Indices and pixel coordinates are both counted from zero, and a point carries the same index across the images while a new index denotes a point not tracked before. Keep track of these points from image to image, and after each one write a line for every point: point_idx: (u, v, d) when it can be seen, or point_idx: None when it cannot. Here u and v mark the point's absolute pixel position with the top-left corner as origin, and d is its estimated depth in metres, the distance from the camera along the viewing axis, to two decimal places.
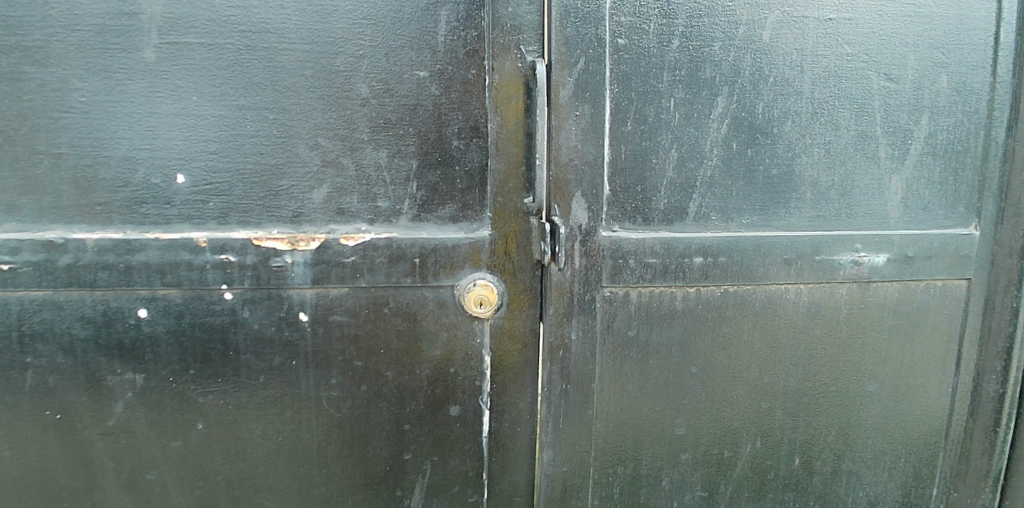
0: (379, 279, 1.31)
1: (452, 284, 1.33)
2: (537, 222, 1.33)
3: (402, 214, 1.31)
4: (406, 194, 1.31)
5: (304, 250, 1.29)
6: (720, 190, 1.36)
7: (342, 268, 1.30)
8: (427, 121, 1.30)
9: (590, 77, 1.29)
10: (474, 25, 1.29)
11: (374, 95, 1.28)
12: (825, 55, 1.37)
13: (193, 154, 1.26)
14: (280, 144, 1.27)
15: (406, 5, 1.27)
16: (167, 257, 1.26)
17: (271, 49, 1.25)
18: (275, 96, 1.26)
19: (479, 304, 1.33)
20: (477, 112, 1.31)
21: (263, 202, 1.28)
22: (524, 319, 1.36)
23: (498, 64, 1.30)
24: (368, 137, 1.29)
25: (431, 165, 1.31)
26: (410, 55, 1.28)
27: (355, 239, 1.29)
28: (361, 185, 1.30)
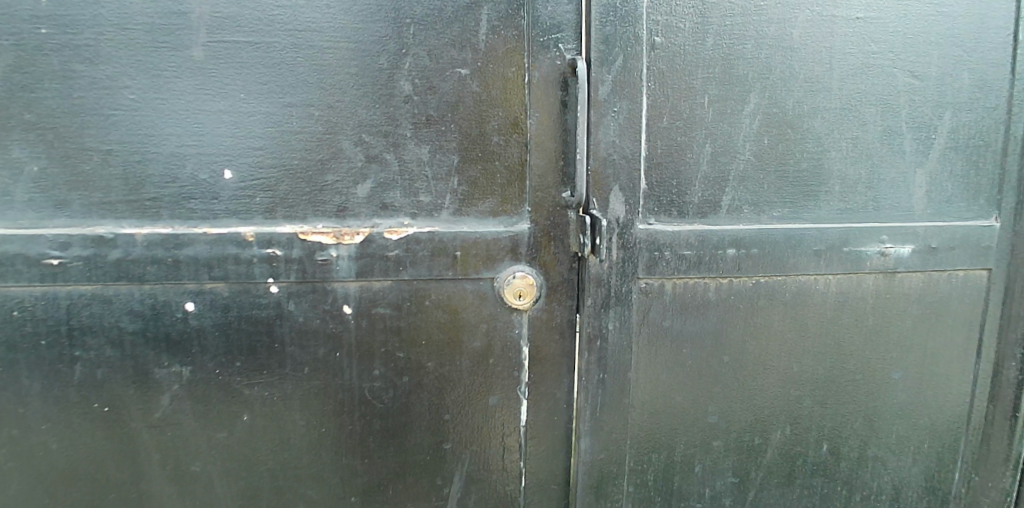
0: (422, 272, 1.34)
1: (492, 276, 1.36)
2: (576, 216, 1.37)
3: (444, 209, 1.35)
4: (448, 189, 1.34)
5: (349, 243, 1.31)
6: (752, 184, 1.40)
7: (386, 261, 1.33)
8: (469, 117, 1.33)
9: (627, 75, 1.33)
10: (514, 24, 1.32)
11: (417, 93, 1.31)
12: (853, 53, 1.41)
13: (240, 150, 1.29)
14: (325, 141, 1.30)
15: (448, 5, 1.30)
16: (215, 252, 1.29)
17: (316, 47, 1.28)
18: (320, 93, 1.29)
19: (518, 296, 1.37)
20: (517, 109, 1.34)
21: (309, 197, 1.31)
22: (562, 311, 1.40)
23: (538, 62, 1.33)
24: (411, 134, 1.32)
25: (472, 160, 1.34)
26: (452, 53, 1.31)
27: (398, 233, 1.32)
28: (403, 180, 1.33)
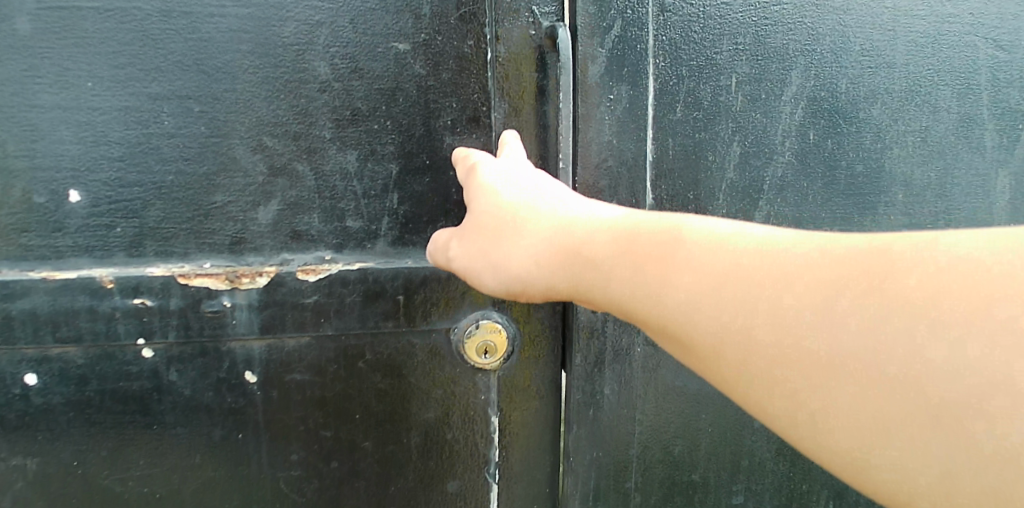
0: (351, 324, 1.00)
1: (447, 327, 1.03)
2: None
3: (380, 237, 1.00)
4: (384, 210, 0.99)
5: (247, 289, 0.96)
6: (793, 194, 1.05)
7: (302, 311, 0.98)
8: (411, 112, 0.97)
9: (628, 49, 0.97)
10: None
11: (337, 77, 0.94)
12: (925, 16, 1.06)
13: (89, 162, 0.91)
14: (210, 146, 0.93)
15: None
16: (60, 304, 0.92)
17: (195, 14, 0.90)
18: (202, 80, 0.91)
19: (484, 352, 1.04)
20: (478, 98, 0.99)
21: (190, 226, 0.94)
22: (541, 367, 1.08)
23: (504, 33, 0.97)
24: (331, 135, 0.96)
25: (417, 170, 0.99)
26: (385, 21, 0.94)
27: (316, 273, 0.98)
28: (323, 199, 0.97)
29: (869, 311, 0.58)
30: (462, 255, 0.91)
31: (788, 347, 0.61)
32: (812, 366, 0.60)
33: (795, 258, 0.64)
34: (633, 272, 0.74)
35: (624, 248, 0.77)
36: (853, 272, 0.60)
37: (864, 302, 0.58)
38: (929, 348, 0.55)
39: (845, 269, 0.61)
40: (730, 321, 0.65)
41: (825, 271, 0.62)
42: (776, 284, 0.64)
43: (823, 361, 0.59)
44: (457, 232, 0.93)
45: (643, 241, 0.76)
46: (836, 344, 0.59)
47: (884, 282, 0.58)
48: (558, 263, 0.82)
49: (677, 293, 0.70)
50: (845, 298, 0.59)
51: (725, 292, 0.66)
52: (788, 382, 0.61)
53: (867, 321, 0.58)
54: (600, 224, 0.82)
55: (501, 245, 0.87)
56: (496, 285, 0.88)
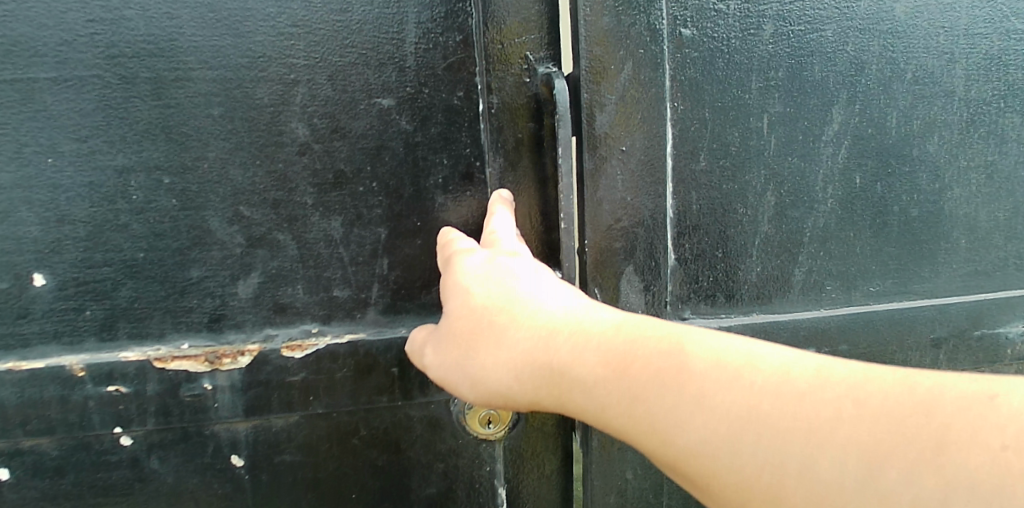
0: (342, 401, 0.92)
1: (447, 398, 0.95)
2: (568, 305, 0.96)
3: (370, 306, 0.92)
4: (373, 276, 0.92)
5: (228, 370, 0.89)
6: (837, 247, 0.97)
7: (289, 390, 0.91)
8: (398, 171, 0.90)
9: (644, 93, 0.89)
10: (457, 26, 0.88)
11: (317, 139, 0.87)
12: (988, 34, 0.96)
13: (54, 242, 0.85)
14: (183, 219, 0.86)
15: (357, 2, 0.85)
16: (29, 396, 0.85)
17: (159, 80, 0.83)
18: (171, 150, 0.85)
19: (487, 423, 0.96)
20: (471, 153, 0.91)
21: (165, 305, 0.88)
22: (548, 435, 1.00)
23: (497, 83, 0.90)
24: (313, 200, 0.88)
25: (407, 233, 0.92)
26: (365, 75, 0.87)
27: (302, 349, 0.90)
28: (307, 269, 0.90)
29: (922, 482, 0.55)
30: (441, 363, 0.83)
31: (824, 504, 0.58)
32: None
33: (821, 396, 0.61)
34: (637, 406, 0.69)
35: (618, 371, 0.71)
36: (884, 430, 0.58)
37: (916, 472, 0.55)
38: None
39: (881, 424, 0.58)
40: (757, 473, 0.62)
41: (866, 429, 0.58)
42: (805, 439, 0.60)
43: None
44: (433, 338, 0.86)
45: (645, 363, 0.70)
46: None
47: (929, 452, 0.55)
48: (541, 377, 0.77)
49: (695, 430, 0.65)
50: (892, 461, 0.56)
51: (745, 440, 0.63)
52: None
53: (908, 488, 0.55)
54: (577, 335, 0.75)
55: (487, 357, 0.80)
56: (472, 395, 0.83)
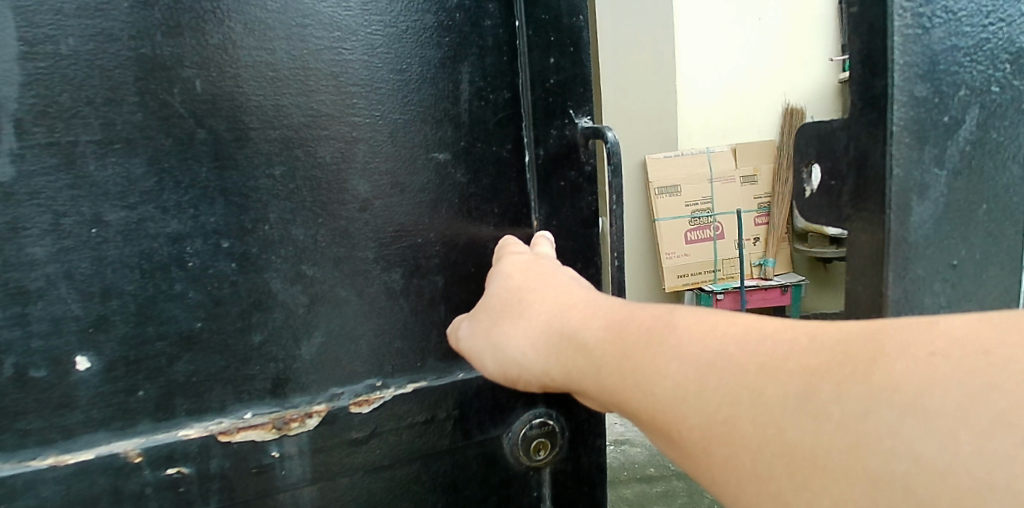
0: (405, 449, 0.90)
1: (501, 432, 0.96)
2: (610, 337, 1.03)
3: (427, 352, 0.92)
4: (431, 324, 0.91)
5: (296, 434, 0.85)
6: None
7: (355, 446, 0.88)
8: (454, 222, 0.90)
9: (986, 143, 0.77)
10: (506, 82, 0.91)
11: (378, 194, 0.85)
12: None
13: (98, 320, 0.76)
14: (242, 283, 0.82)
15: (415, 60, 0.85)
16: (75, 493, 0.76)
17: (216, 139, 0.78)
18: (230, 211, 0.80)
19: (537, 449, 0.98)
20: (518, 201, 0.93)
21: (224, 374, 0.82)
22: (591, 454, 1.05)
23: (543, 135, 0.94)
24: (373, 254, 0.86)
25: (461, 280, 0.92)
26: (423, 131, 0.86)
27: (369, 404, 0.88)
28: (369, 323, 0.88)
29: (859, 399, 0.47)
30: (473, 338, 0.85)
31: (765, 435, 0.52)
32: (777, 455, 0.51)
33: (777, 336, 0.56)
34: (615, 358, 0.66)
35: (608, 332, 0.69)
36: (825, 357, 0.51)
37: (854, 388, 0.48)
38: (914, 443, 0.44)
39: (830, 346, 0.52)
40: (701, 407, 0.56)
41: (814, 357, 0.52)
42: (751, 368, 0.54)
43: (803, 456, 0.49)
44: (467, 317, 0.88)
45: (632, 325, 0.67)
46: (805, 432, 0.49)
47: (870, 367, 0.48)
48: (553, 344, 0.75)
49: (660, 379, 0.60)
50: (832, 382, 0.49)
51: (698, 380, 0.57)
52: (772, 483, 0.51)
53: (848, 407, 0.48)
54: (599, 305, 0.74)
55: (504, 333, 0.81)
56: (494, 366, 0.82)
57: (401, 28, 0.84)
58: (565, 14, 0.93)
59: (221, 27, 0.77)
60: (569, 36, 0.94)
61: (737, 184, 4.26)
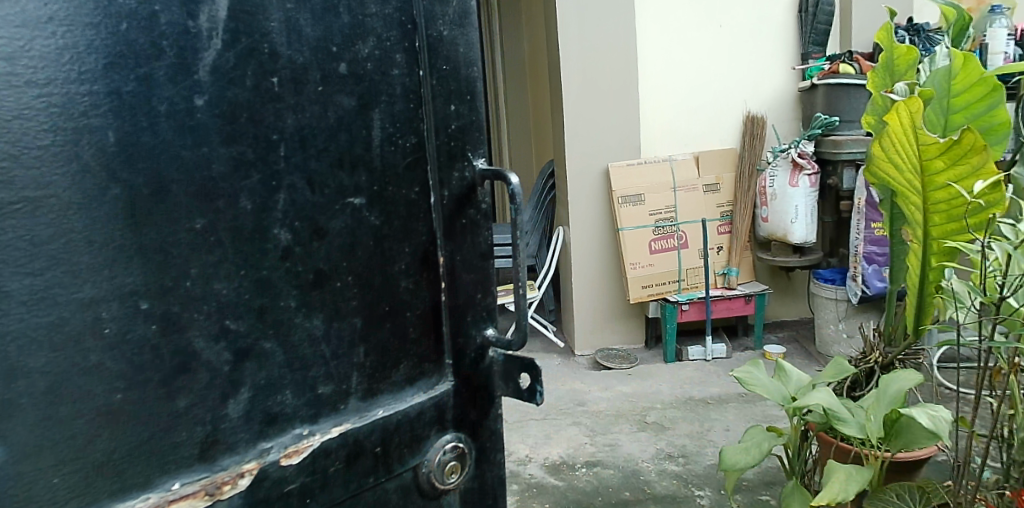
0: (337, 494, 0.86)
1: (418, 463, 0.95)
2: (501, 354, 1.07)
3: (351, 394, 0.88)
4: (353, 367, 0.88)
5: (229, 497, 0.79)
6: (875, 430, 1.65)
7: (287, 499, 0.83)
8: (371, 263, 0.88)
9: None
10: (414, 128, 0.91)
11: (298, 242, 0.82)
12: None
13: (4, 403, 0.65)
14: (162, 345, 0.75)
15: (331, 108, 0.83)
16: None
17: (129, 192, 0.71)
18: (151, 271, 0.73)
19: (450, 473, 0.99)
20: (426, 239, 0.94)
21: (149, 445, 0.75)
22: (495, 469, 1.08)
23: (447, 177, 0.96)
24: (296, 302, 0.82)
25: (378, 319, 0.90)
26: (340, 178, 0.84)
27: (298, 454, 0.84)
28: (293, 371, 0.84)
29: None
30: None
31: None
32: None
33: None
34: None
35: None
36: None
37: None
38: None
39: None
40: None
41: None
42: None
43: None
44: None
45: None
46: None
47: None
48: None
49: None
50: None
51: None
52: None
53: None
54: None
55: None
56: None
57: (318, 76, 0.81)
58: (462, 65, 0.97)
59: (136, 75, 0.70)
60: (465, 84, 0.97)
61: (700, 192, 4.33)
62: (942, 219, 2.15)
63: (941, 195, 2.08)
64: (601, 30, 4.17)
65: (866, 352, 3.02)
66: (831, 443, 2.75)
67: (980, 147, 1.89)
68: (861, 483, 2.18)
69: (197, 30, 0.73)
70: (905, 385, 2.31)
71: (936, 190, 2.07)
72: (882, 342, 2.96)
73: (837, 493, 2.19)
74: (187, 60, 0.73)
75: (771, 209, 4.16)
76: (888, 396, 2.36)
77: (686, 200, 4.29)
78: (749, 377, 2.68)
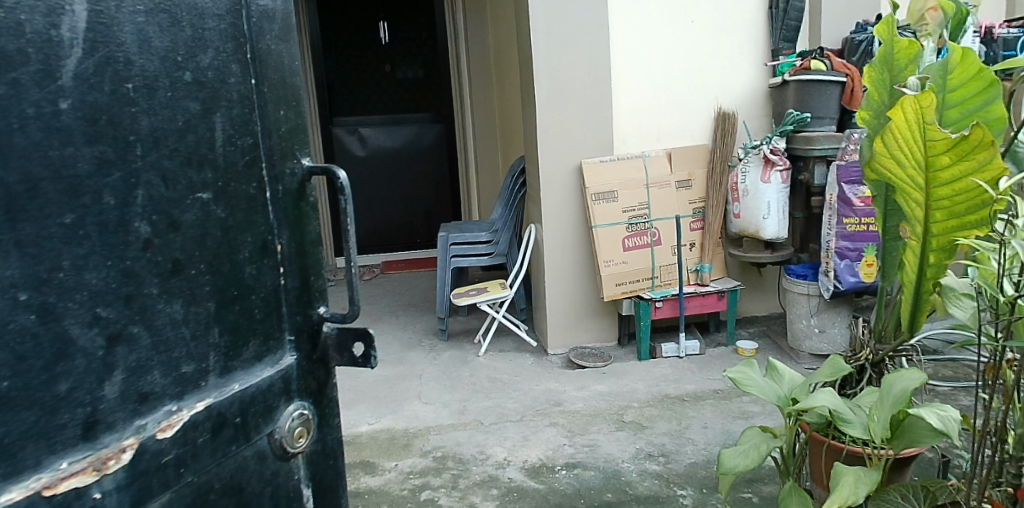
0: (206, 463, 0.93)
1: (270, 429, 1.04)
2: (334, 327, 1.18)
3: (210, 371, 0.95)
4: (210, 347, 0.95)
5: (115, 471, 0.83)
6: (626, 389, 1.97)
7: (165, 470, 0.88)
8: (219, 252, 0.96)
9: None
10: (249, 131, 1.01)
11: (157, 234, 0.87)
12: None
13: None
14: (40, 333, 0.76)
15: (179, 112, 0.90)
16: None
17: (7, 184, 0.72)
18: (28, 264, 0.75)
19: (298, 437, 1.09)
20: (265, 229, 1.04)
21: (37, 428, 0.77)
22: (332, 432, 1.20)
23: (279, 173, 1.06)
24: (158, 289, 0.88)
25: (227, 303, 0.98)
26: (190, 175, 0.91)
27: (171, 428, 0.89)
28: (159, 353, 0.89)
29: None
30: None
31: None
32: None
33: None
34: None
35: None
36: None
37: None
38: None
39: None
40: None
41: None
42: None
43: None
44: None
45: None
46: None
47: None
48: None
49: None
50: None
51: None
52: None
53: None
54: None
55: None
56: None
57: (167, 83, 0.88)
58: (287, 73, 1.08)
59: (6, 78, 0.72)
60: (290, 92, 1.09)
61: (672, 189, 4.39)
62: (943, 216, 2.13)
63: (945, 191, 2.05)
64: (573, 29, 4.21)
65: (855, 349, 2.98)
66: (823, 442, 2.73)
67: (988, 143, 1.87)
68: (872, 484, 2.11)
69: (60, 39, 0.77)
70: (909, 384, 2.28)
71: (940, 186, 2.05)
72: (872, 339, 2.92)
73: (849, 496, 2.11)
74: (52, 66, 0.76)
75: (743, 205, 4.19)
76: (892, 395, 2.33)
77: (659, 197, 4.36)
78: (746, 377, 2.68)
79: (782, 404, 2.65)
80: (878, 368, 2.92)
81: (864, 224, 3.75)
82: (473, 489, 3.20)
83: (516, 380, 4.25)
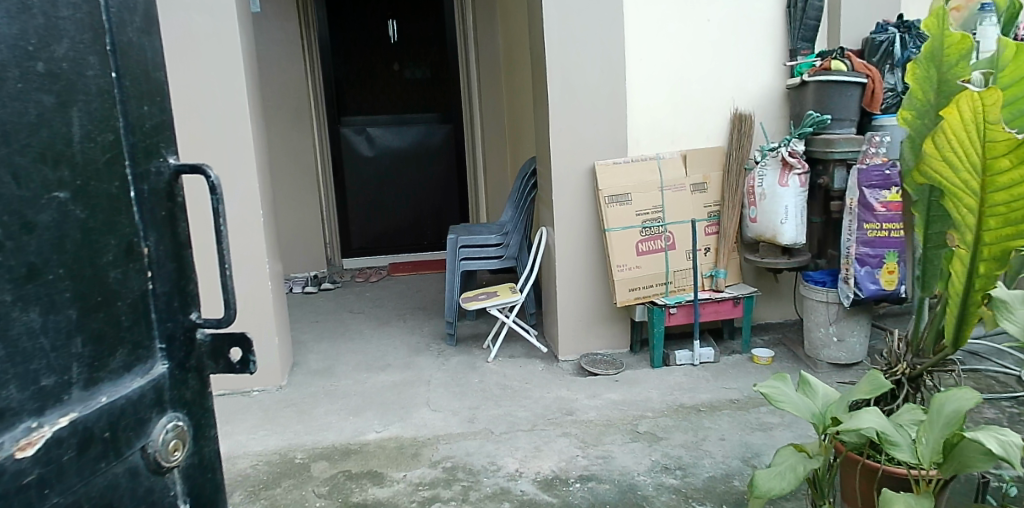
0: (73, 481, 0.86)
1: (143, 443, 0.98)
2: (208, 334, 1.15)
3: (73, 383, 0.88)
4: (73, 357, 0.88)
5: None
6: None
7: (26, 492, 0.80)
8: (79, 255, 0.89)
9: None
10: (110, 127, 0.95)
11: (9, 236, 0.80)
12: None
13: None
14: None
15: (31, 105, 0.83)
16: None
17: None
18: None
19: (174, 449, 1.03)
20: (130, 231, 0.97)
21: None
22: (211, 443, 1.14)
23: (145, 173, 1.01)
24: (12, 296, 0.80)
25: (91, 310, 0.91)
26: (43, 172, 0.84)
27: (33, 447, 0.81)
28: (14, 365, 0.81)
29: None
30: None
31: None
32: None
33: None
34: None
35: None
36: None
37: None
38: None
39: None
40: None
41: None
42: None
43: None
44: None
45: None
46: None
47: None
48: None
49: None
50: None
51: None
52: None
53: None
54: None
55: None
56: None
57: (17, 74, 0.81)
58: (151, 67, 1.04)
59: None
60: (154, 87, 1.04)
61: (688, 191, 4.24)
62: (998, 224, 1.91)
63: (1002, 196, 1.85)
64: (587, 25, 4.07)
65: (889, 362, 2.59)
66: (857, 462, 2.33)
67: None
68: None
69: None
70: (966, 406, 1.95)
71: (997, 191, 1.85)
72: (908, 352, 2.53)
73: None
74: None
75: (759, 209, 4.00)
76: (944, 417, 2.01)
77: (674, 200, 4.21)
78: (778, 392, 2.31)
79: (819, 423, 2.29)
80: (917, 384, 2.51)
81: (885, 230, 3.55)
82: (485, 501, 3.07)
83: (526, 387, 4.14)
